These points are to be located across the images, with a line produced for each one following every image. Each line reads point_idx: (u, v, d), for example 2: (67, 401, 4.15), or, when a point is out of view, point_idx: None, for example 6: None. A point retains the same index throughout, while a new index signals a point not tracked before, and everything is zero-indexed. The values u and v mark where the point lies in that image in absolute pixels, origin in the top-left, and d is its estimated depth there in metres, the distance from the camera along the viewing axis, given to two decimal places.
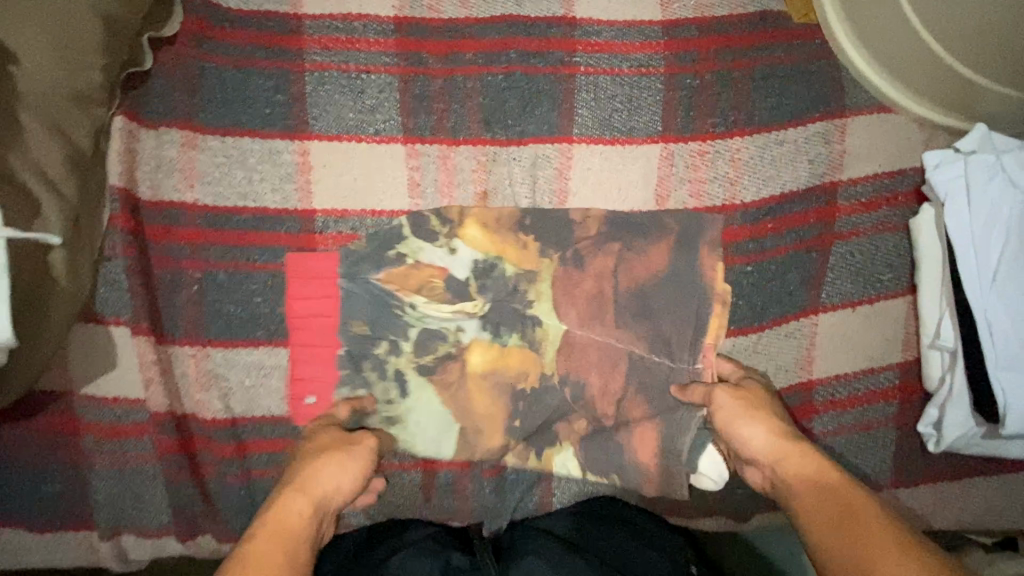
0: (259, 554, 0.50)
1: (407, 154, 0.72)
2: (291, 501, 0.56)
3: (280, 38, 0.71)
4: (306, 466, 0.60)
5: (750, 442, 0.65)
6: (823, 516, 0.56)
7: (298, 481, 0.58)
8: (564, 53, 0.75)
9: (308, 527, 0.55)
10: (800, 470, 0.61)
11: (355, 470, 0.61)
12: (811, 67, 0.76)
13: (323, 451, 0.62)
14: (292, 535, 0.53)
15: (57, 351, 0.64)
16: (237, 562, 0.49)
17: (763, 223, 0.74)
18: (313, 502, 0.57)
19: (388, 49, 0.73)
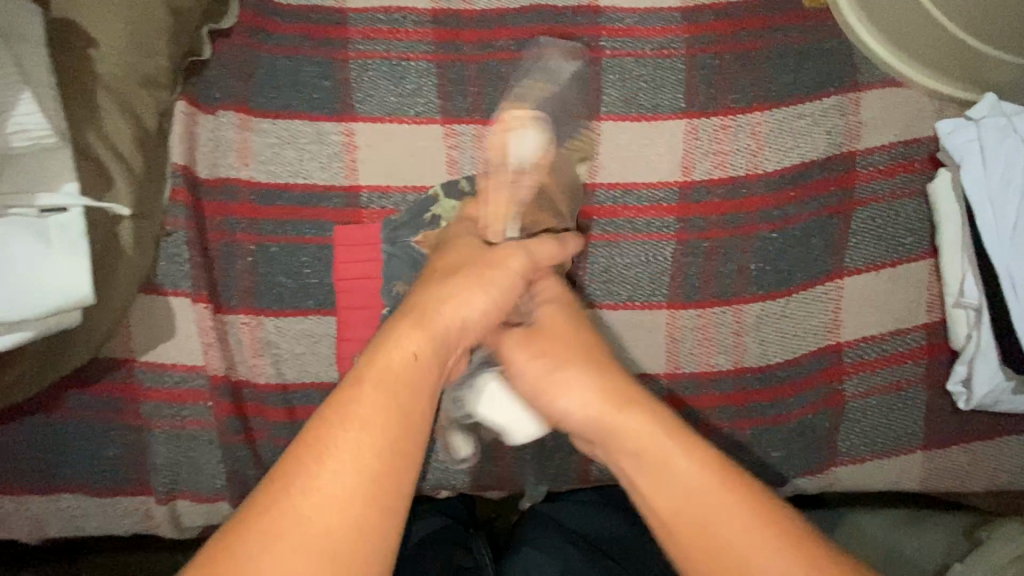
0: (375, 388, 0.47)
1: (445, 134, 0.77)
2: (415, 333, 0.52)
3: (327, 30, 0.76)
4: (440, 288, 0.57)
5: (569, 412, 0.56)
6: (665, 489, 0.50)
7: (421, 309, 0.55)
8: (589, 38, 0.79)
9: (433, 358, 0.51)
10: (628, 434, 0.52)
11: (489, 295, 0.58)
12: (824, 46, 0.81)
13: (461, 276, 0.58)
14: (412, 370, 0.49)
15: (121, 320, 0.67)
16: (356, 388, 0.47)
17: (785, 191, 0.77)
18: (438, 335, 0.53)
19: (426, 37, 0.78)
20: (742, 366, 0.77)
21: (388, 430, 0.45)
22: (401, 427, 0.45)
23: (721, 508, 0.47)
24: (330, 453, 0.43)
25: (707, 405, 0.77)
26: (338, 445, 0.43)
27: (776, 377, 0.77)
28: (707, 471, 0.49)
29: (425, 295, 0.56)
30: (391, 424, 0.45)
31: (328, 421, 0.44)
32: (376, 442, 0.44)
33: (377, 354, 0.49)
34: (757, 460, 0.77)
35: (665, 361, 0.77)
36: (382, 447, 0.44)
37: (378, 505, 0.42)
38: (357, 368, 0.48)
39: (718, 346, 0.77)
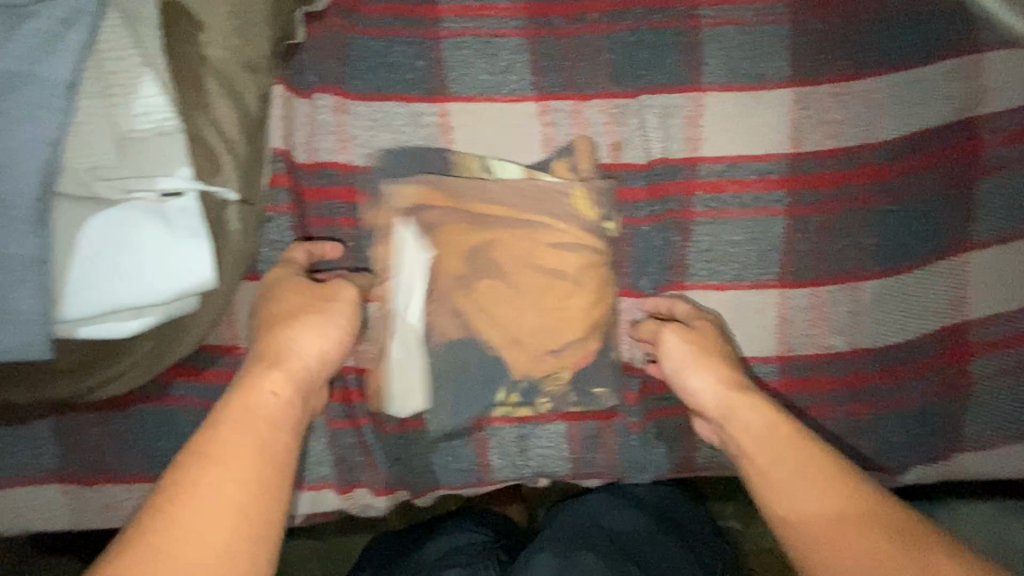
0: (250, 430, 0.47)
1: (539, 112, 0.74)
2: (266, 372, 0.52)
3: (417, 9, 0.74)
4: (289, 329, 0.56)
5: (699, 392, 0.64)
6: (776, 459, 0.55)
7: (280, 350, 0.54)
8: (687, 7, 0.76)
9: (295, 399, 0.52)
10: (751, 422, 0.59)
11: (337, 336, 0.58)
12: (943, 5, 0.74)
13: (295, 314, 0.58)
14: (278, 413, 0.50)
15: (226, 306, 0.66)
16: (224, 433, 0.46)
17: (900, 161, 0.73)
18: (302, 374, 0.54)
19: (517, 13, 0.76)
20: (857, 348, 0.73)
21: (257, 471, 0.45)
22: (261, 482, 0.45)
23: (812, 476, 0.53)
24: (212, 496, 0.43)
25: (822, 389, 0.73)
26: (211, 489, 0.43)
27: (895, 359, 0.73)
28: (803, 447, 0.55)
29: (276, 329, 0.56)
30: (255, 478, 0.44)
31: (186, 479, 0.43)
32: (239, 480, 0.44)
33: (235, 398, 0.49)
34: (873, 445, 0.73)
35: (775, 343, 0.73)
36: (256, 491, 0.44)
37: (260, 537, 0.43)
38: (229, 409, 0.48)
39: (831, 327, 0.73)
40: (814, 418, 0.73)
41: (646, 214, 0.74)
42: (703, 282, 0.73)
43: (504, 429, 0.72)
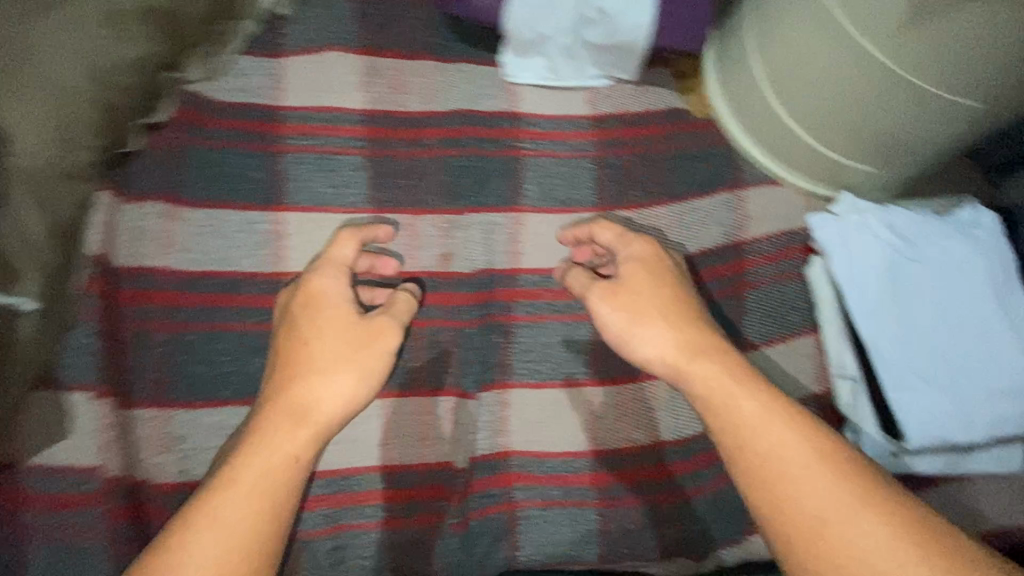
0: (245, 494, 0.57)
1: (374, 222, 0.81)
2: (296, 429, 0.62)
3: (260, 127, 0.81)
4: (331, 390, 0.65)
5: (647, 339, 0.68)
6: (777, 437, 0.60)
7: (297, 410, 0.63)
8: (510, 139, 0.88)
9: (268, 474, 0.59)
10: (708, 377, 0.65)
11: (354, 392, 0.66)
12: (712, 151, 0.93)
13: (329, 362, 0.66)
14: (265, 502, 0.58)
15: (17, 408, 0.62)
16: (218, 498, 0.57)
17: (686, 275, 0.86)
18: (311, 432, 0.63)
19: (358, 135, 0.84)
20: (660, 441, 0.82)
21: (234, 540, 0.55)
22: (257, 529, 0.56)
23: (809, 480, 0.58)
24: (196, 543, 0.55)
25: (636, 481, 0.81)
26: (213, 535, 0.55)
27: (690, 450, 0.82)
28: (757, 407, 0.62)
29: (337, 387, 0.65)
30: (254, 521, 0.56)
31: (200, 512, 0.56)
32: (235, 531, 0.56)
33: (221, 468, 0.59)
34: (677, 534, 0.81)
35: (589, 440, 0.81)
36: (247, 529, 0.56)
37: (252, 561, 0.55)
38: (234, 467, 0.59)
39: (636, 422, 0.81)
40: (628, 507, 0.80)
41: (470, 317, 0.81)
42: (521, 381, 0.80)
43: (317, 538, 0.74)
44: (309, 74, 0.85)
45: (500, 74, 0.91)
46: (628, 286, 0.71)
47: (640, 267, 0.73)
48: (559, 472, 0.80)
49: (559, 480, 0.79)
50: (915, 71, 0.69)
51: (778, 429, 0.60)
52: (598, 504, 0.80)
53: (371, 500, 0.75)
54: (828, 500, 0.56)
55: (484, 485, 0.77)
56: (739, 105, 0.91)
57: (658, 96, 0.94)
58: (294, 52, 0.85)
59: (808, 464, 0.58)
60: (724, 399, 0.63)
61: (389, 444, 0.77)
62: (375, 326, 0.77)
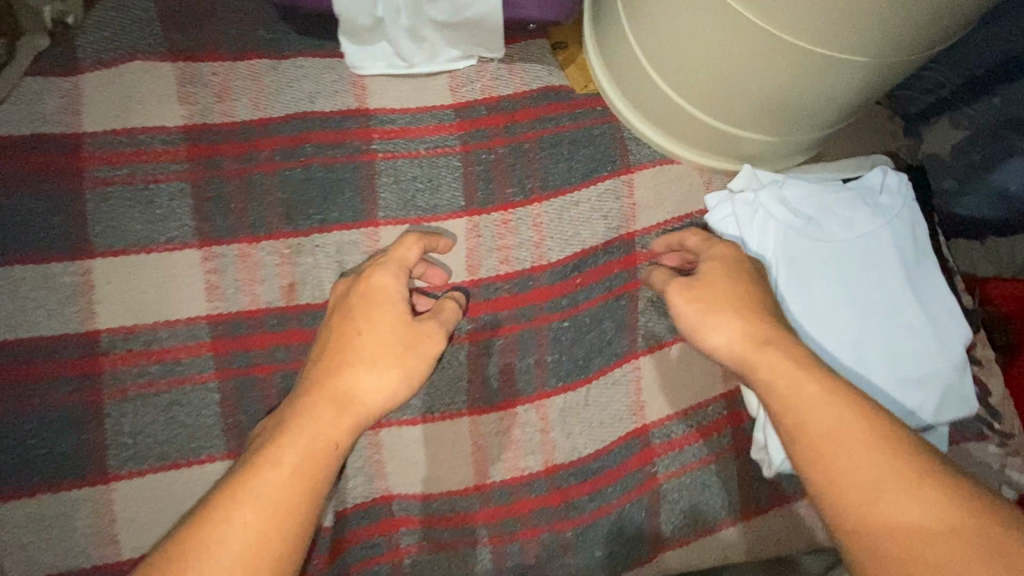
0: (253, 507, 0.52)
1: (202, 258, 0.70)
2: (319, 407, 0.59)
3: (54, 159, 0.69)
4: (356, 380, 0.61)
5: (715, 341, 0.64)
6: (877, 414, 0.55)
7: (340, 398, 0.60)
8: (360, 142, 0.78)
9: (317, 454, 0.56)
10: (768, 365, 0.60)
11: (401, 387, 0.63)
12: (595, 132, 0.83)
13: (371, 354, 0.62)
14: (302, 486, 0.55)
15: None
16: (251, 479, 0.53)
17: (569, 279, 0.77)
18: (354, 422, 0.60)
19: (177, 157, 0.72)
20: (552, 464, 0.75)
21: (276, 511, 0.52)
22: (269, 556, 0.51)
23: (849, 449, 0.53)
24: (235, 515, 0.51)
25: (529, 510, 0.74)
26: (242, 512, 0.51)
27: (590, 469, 0.75)
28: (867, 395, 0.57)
29: (356, 372, 0.61)
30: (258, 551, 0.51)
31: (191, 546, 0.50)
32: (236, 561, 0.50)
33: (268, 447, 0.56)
34: (582, 561, 0.74)
35: (474, 473, 0.74)
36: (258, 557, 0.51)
37: None
38: (272, 445, 0.56)
39: (525, 447, 0.75)
40: (522, 540, 0.74)
41: None
42: (393, 419, 0.73)
43: None
44: (112, 88, 0.72)
45: (345, 64, 0.79)
46: (707, 286, 0.66)
47: (718, 266, 0.67)
48: (443, 511, 0.74)
49: (444, 519, 0.73)
50: (774, 20, 0.58)
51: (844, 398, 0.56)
52: (490, 540, 0.74)
53: None
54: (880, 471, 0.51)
55: (360, 535, 0.73)
56: (619, 77, 0.80)
57: (531, 74, 0.83)
58: (92, 65, 0.72)
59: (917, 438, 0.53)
60: (790, 384, 0.58)
61: None
62: (214, 378, 0.68)
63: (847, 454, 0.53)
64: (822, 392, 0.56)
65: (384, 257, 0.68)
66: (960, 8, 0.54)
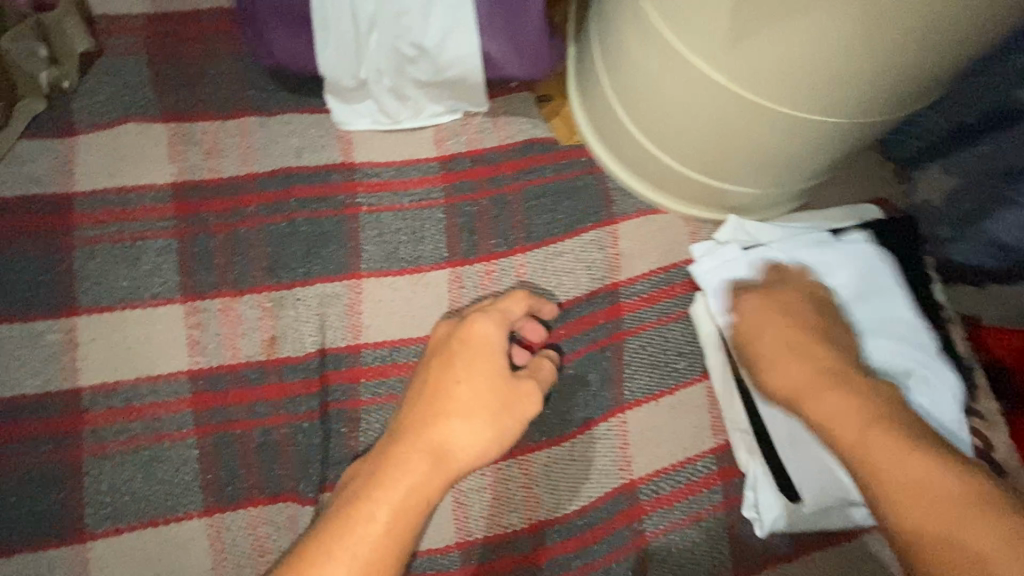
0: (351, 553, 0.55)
1: (185, 313, 0.71)
2: (413, 461, 0.60)
3: (47, 219, 0.71)
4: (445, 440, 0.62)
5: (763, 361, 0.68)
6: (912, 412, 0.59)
7: (434, 451, 0.61)
8: (345, 195, 0.79)
9: (400, 510, 0.58)
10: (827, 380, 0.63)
11: (494, 445, 0.64)
12: (579, 182, 0.83)
13: (466, 409, 0.64)
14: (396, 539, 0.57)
15: None
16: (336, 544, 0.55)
17: (553, 330, 0.77)
18: (444, 478, 0.61)
19: (166, 213, 0.74)
20: (537, 521, 0.73)
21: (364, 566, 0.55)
22: None
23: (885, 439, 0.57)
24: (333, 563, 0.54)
25: (513, 569, 0.72)
26: (336, 560, 0.54)
27: (574, 527, 0.73)
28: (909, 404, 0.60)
29: (446, 431, 0.63)
30: None
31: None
32: None
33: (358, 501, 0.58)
34: None
35: (457, 530, 0.72)
36: None
37: None
38: (363, 497, 0.59)
39: (509, 503, 0.73)
40: None
41: (305, 409, 0.70)
42: None
43: None
44: (106, 151, 0.75)
45: (331, 120, 0.81)
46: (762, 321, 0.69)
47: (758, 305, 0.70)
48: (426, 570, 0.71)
49: None
50: (758, 89, 0.60)
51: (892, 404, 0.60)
52: None
53: None
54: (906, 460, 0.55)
55: None
56: (601, 130, 0.81)
57: (514, 127, 0.85)
58: (87, 129, 0.75)
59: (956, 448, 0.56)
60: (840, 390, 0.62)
61: None
62: (192, 434, 0.68)
63: (930, 508, 0.52)
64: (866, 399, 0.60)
65: (488, 307, 0.71)
66: (925, 71, 0.56)
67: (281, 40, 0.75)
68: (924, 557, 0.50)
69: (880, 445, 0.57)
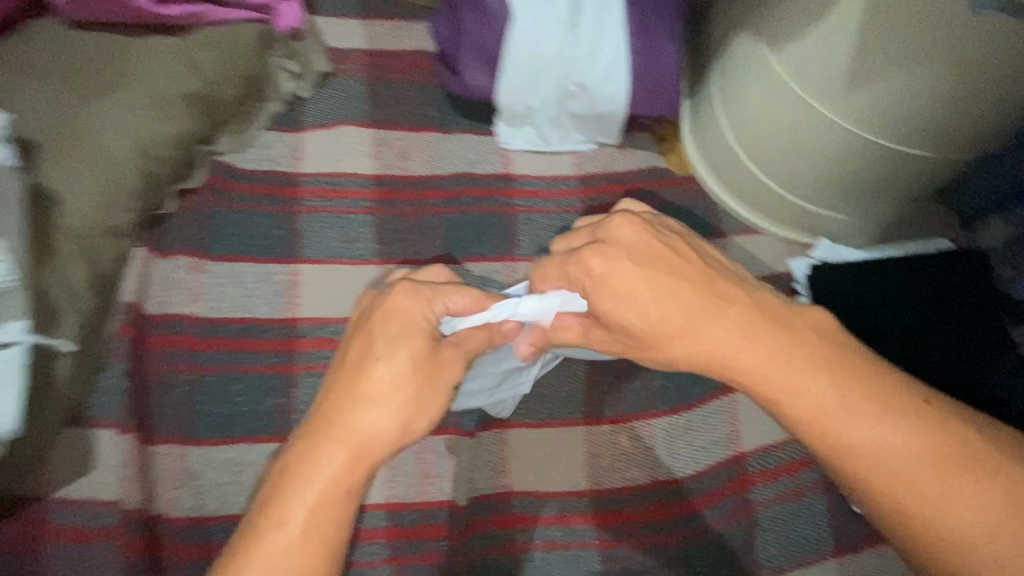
0: (308, 506, 0.58)
1: (380, 272, 0.87)
2: (331, 446, 0.60)
3: (281, 189, 0.90)
4: (365, 381, 0.62)
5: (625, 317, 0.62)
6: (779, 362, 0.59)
7: (353, 442, 0.60)
8: (505, 197, 0.97)
9: (330, 488, 0.59)
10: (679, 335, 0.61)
11: (401, 429, 0.62)
12: (692, 205, 1.02)
13: (379, 395, 0.61)
14: (339, 493, 0.59)
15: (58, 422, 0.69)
16: (280, 522, 0.57)
17: None
18: (360, 459, 0.60)
19: (367, 195, 0.93)
20: (659, 479, 0.83)
21: (314, 551, 0.57)
22: (312, 556, 0.57)
23: (792, 388, 0.58)
24: (281, 545, 0.57)
25: (636, 521, 0.81)
26: (296, 510, 0.58)
27: (688, 491, 0.83)
28: (791, 355, 0.59)
29: (356, 407, 0.61)
30: (308, 556, 0.57)
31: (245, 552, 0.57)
32: (296, 545, 0.57)
33: (282, 489, 0.59)
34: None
35: (588, 479, 0.82)
36: (329, 543, 0.58)
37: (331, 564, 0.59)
38: (291, 470, 0.60)
39: (634, 461, 0.83)
40: (630, 546, 0.80)
41: None
42: (520, 421, 0.83)
43: None
44: (326, 145, 0.96)
45: (496, 140, 1.01)
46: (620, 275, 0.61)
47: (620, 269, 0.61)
48: (560, 512, 0.80)
49: (560, 520, 0.80)
50: (864, 125, 0.80)
51: (763, 357, 0.59)
52: (600, 544, 0.80)
53: (375, 539, 0.76)
54: (844, 409, 0.57)
55: (483, 524, 0.79)
56: (714, 163, 1.00)
57: (640, 157, 1.04)
58: (313, 127, 0.96)
59: (855, 398, 0.57)
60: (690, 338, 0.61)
61: (393, 483, 0.79)
62: None
63: (884, 455, 0.55)
64: (742, 350, 0.60)
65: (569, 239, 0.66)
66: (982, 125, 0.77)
67: (474, 76, 0.95)
68: (899, 505, 0.54)
69: (844, 408, 0.57)
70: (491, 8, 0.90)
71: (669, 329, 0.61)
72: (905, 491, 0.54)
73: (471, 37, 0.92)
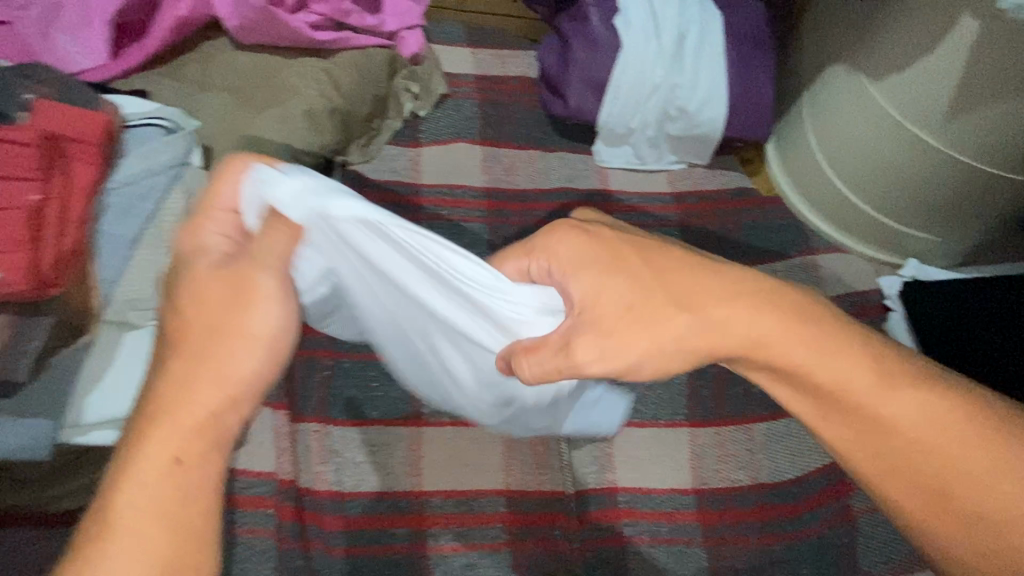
0: (154, 477, 0.49)
1: None
2: (199, 386, 0.52)
3: (404, 198, 1.00)
4: (226, 358, 0.53)
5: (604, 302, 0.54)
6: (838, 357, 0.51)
7: (218, 384, 0.52)
8: (604, 211, 1.04)
9: (196, 457, 0.50)
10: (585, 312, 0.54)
11: (266, 370, 0.55)
12: (785, 222, 1.06)
13: (253, 334, 0.54)
14: (185, 465, 0.50)
15: None
16: (122, 498, 0.48)
17: None
18: (226, 403, 0.52)
19: (480, 206, 1.02)
20: (759, 482, 0.86)
21: (173, 533, 0.48)
22: (175, 529, 0.48)
23: (875, 390, 0.51)
24: (139, 513, 0.48)
25: (738, 520, 0.84)
26: (168, 483, 0.49)
27: (791, 493, 0.86)
28: (777, 336, 0.52)
29: (199, 375, 0.52)
30: (168, 529, 0.48)
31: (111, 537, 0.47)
32: (171, 522, 0.48)
33: (126, 460, 0.49)
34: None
35: (692, 478, 0.86)
36: (192, 517, 0.49)
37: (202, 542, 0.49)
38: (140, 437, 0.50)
39: (735, 463, 0.87)
40: (735, 544, 0.82)
41: None
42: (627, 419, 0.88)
43: (450, 555, 0.77)
44: (442, 158, 1.04)
45: (594, 158, 1.08)
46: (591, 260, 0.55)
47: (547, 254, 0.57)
48: (666, 507, 0.84)
49: (666, 516, 0.84)
50: (957, 147, 0.84)
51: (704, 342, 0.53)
52: (704, 542, 0.83)
53: (495, 523, 0.80)
54: (923, 414, 0.50)
55: (594, 516, 0.82)
56: (803, 183, 1.06)
57: (730, 177, 1.10)
58: (430, 142, 1.05)
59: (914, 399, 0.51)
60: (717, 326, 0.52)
61: (511, 472, 0.83)
62: None
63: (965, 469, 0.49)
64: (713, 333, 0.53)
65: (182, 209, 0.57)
66: None
67: (577, 97, 1.03)
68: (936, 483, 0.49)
69: (924, 412, 0.50)
70: (602, 39, 0.99)
71: (629, 308, 0.53)
72: (942, 472, 0.49)
73: (578, 63, 1.01)
